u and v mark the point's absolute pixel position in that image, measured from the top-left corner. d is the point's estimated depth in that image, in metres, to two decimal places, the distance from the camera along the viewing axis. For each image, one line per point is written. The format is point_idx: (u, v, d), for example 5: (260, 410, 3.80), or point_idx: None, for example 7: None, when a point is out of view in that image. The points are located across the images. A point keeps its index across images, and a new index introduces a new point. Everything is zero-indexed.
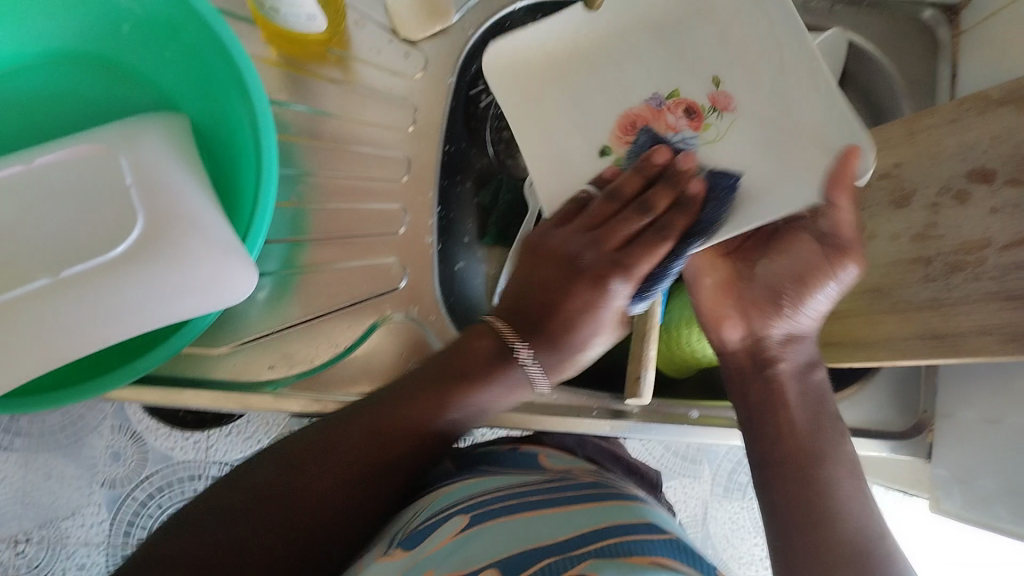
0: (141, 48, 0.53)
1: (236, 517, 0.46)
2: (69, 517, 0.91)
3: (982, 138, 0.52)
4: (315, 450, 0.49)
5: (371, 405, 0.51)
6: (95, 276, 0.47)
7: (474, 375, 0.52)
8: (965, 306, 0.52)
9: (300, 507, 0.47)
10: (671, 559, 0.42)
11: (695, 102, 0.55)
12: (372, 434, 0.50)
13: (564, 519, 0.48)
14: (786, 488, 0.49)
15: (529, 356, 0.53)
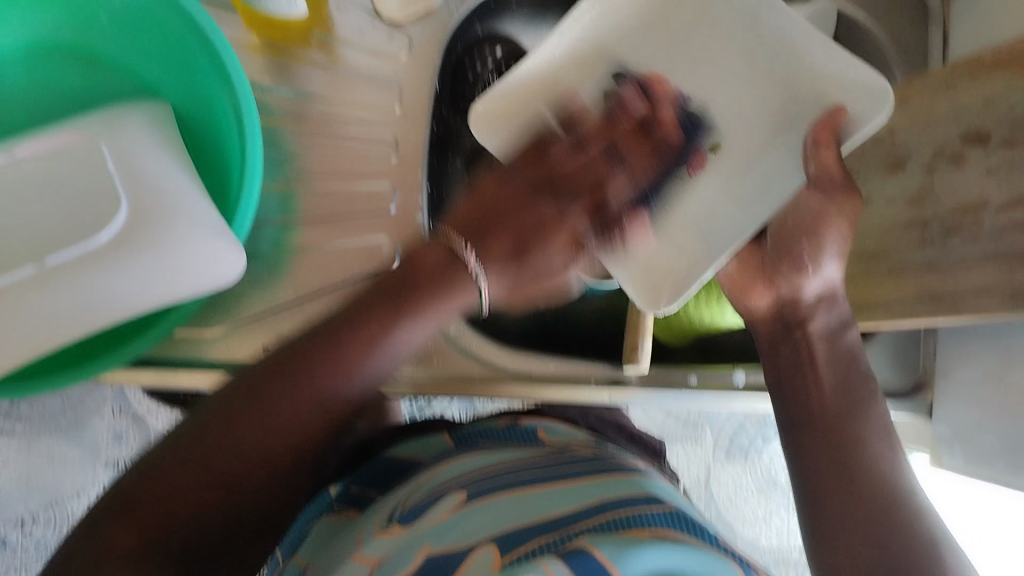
0: (118, 38, 0.52)
1: (173, 484, 0.41)
2: (74, 496, 0.92)
3: (976, 100, 0.52)
4: (258, 403, 0.41)
5: (314, 346, 0.42)
6: (77, 264, 0.46)
7: (430, 290, 0.43)
8: (963, 267, 0.52)
9: (226, 471, 0.42)
10: (669, 530, 0.42)
11: None
12: (311, 400, 0.42)
13: (562, 494, 0.48)
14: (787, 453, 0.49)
15: (480, 268, 0.44)
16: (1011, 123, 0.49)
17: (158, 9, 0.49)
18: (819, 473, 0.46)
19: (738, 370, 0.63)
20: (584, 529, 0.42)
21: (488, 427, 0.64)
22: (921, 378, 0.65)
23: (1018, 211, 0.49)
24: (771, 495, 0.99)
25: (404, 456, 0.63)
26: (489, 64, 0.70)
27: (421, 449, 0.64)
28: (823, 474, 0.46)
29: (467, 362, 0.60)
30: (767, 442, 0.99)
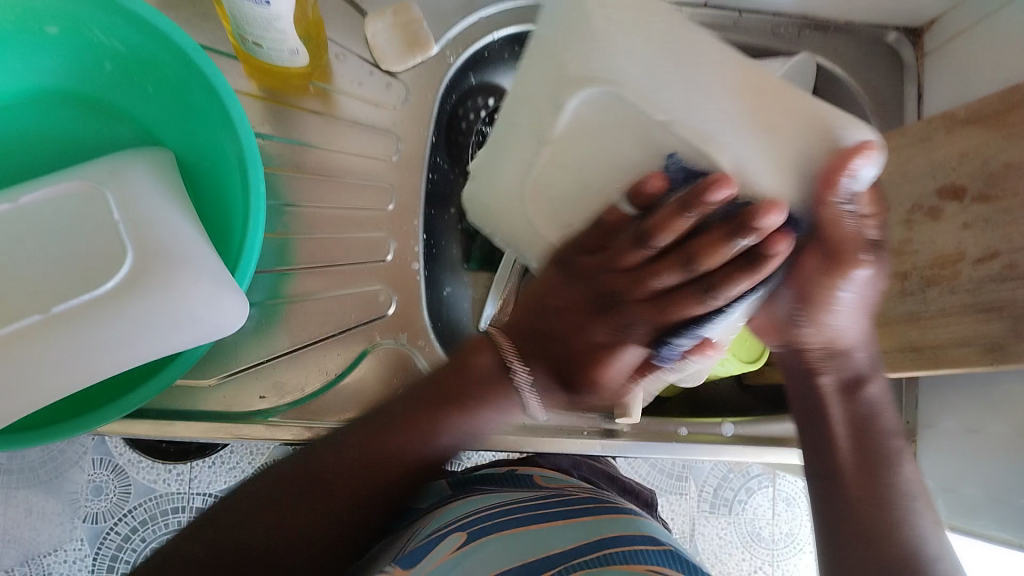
0: (124, 84, 0.54)
1: (288, 501, 0.48)
2: (52, 552, 0.90)
3: (952, 154, 0.54)
4: (295, 478, 0.48)
5: (380, 418, 0.51)
6: (81, 312, 0.46)
7: (476, 394, 0.53)
8: (942, 318, 0.54)
9: (313, 497, 0.48)
10: (668, 571, 0.43)
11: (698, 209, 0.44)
12: (370, 460, 0.50)
13: (562, 531, 0.49)
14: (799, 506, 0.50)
15: (526, 384, 0.54)
16: (986, 177, 0.52)
17: (164, 58, 0.51)
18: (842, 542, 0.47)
19: (726, 421, 0.65)
20: (586, 564, 0.43)
21: (489, 474, 0.64)
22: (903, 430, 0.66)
23: (995, 264, 0.51)
24: (756, 549, 0.99)
25: (403, 501, 0.63)
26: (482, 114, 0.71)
27: (419, 496, 0.63)
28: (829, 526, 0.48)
29: None
30: (752, 495, 1.00)
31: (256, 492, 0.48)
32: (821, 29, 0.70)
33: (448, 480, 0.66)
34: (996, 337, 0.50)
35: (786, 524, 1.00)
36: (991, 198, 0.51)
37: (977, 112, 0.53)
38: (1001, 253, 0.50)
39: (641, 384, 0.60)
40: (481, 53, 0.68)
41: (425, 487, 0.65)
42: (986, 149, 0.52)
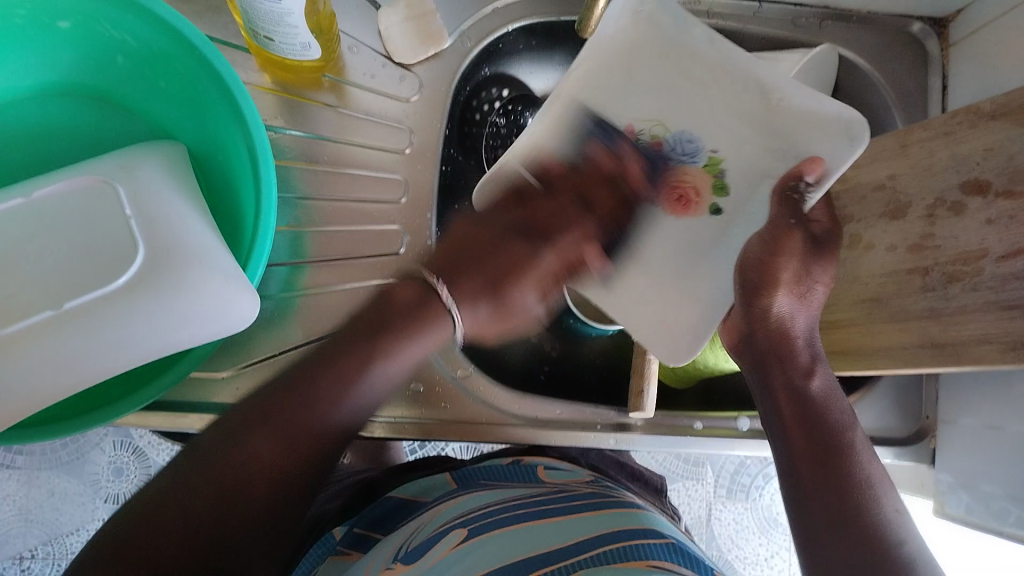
0: (135, 79, 0.53)
1: (182, 505, 0.41)
2: (73, 532, 0.91)
3: (976, 149, 0.53)
4: (227, 433, 0.43)
5: (270, 390, 0.45)
6: (94, 308, 0.46)
7: (400, 323, 0.48)
8: (965, 315, 0.52)
9: (208, 517, 0.41)
10: (666, 565, 0.42)
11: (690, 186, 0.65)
12: (290, 438, 0.44)
13: (563, 528, 0.49)
14: (812, 489, 0.46)
15: (451, 298, 0.50)
16: (1011, 171, 0.51)
17: (173, 53, 0.51)
18: (813, 517, 0.45)
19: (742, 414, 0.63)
20: (585, 562, 0.43)
21: (491, 467, 0.64)
22: (924, 424, 0.65)
23: (1020, 260, 0.49)
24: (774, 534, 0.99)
25: (409, 497, 0.63)
26: (497, 106, 0.70)
27: (421, 493, 0.63)
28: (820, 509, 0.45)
29: (473, 404, 0.61)
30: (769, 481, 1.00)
31: (138, 522, 0.40)
32: (843, 18, 0.68)
33: (451, 475, 0.65)
34: (1017, 336, 0.49)
35: None
36: (1016, 193, 0.50)
37: (1003, 105, 0.52)
38: None
39: (655, 380, 0.60)
40: (495, 46, 0.67)
41: (431, 481, 0.65)
42: (1012, 143, 0.51)
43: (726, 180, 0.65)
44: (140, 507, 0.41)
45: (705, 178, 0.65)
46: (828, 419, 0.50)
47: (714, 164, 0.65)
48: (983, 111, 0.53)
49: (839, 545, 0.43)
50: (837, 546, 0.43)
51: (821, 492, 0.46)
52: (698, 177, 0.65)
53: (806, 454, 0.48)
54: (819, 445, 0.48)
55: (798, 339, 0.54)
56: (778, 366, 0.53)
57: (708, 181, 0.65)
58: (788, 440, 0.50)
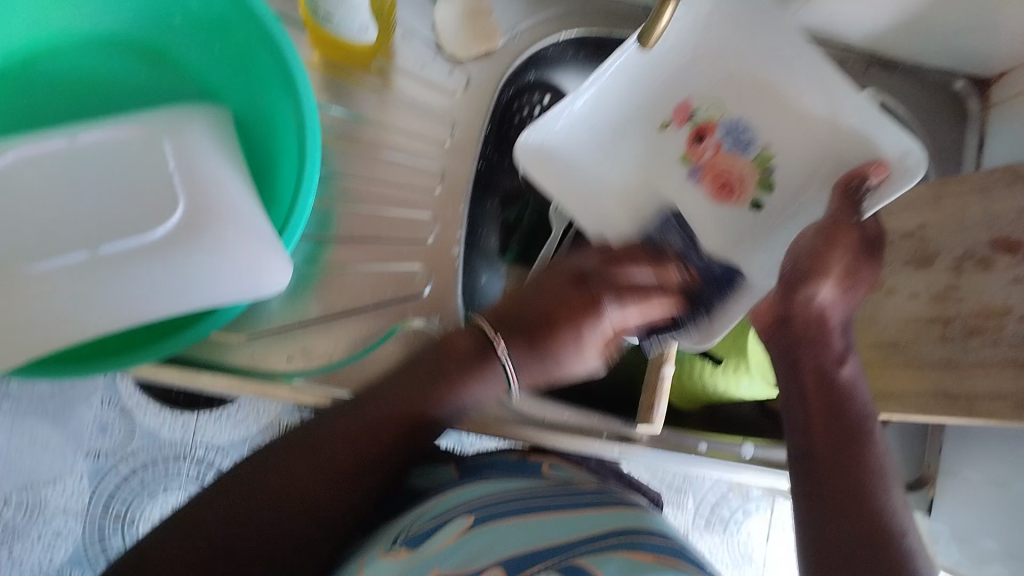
0: (191, 39, 0.54)
1: (245, 509, 0.46)
2: (50, 483, 0.91)
3: (1010, 209, 0.53)
4: (309, 447, 0.48)
5: (348, 406, 0.49)
6: (129, 256, 0.47)
7: (455, 370, 0.49)
8: (983, 370, 0.53)
9: (282, 514, 0.47)
10: (666, 559, 0.43)
11: (734, 175, 0.64)
12: (341, 438, 0.48)
13: (572, 521, 0.49)
14: (829, 485, 0.46)
15: (506, 353, 0.49)
16: None
17: (235, 17, 0.51)
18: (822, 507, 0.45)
19: (746, 442, 0.64)
20: (593, 549, 0.43)
21: (498, 461, 0.64)
22: (925, 472, 0.65)
23: None
24: (746, 569, 1.00)
25: (408, 485, 0.63)
26: (536, 110, 0.70)
27: (424, 481, 0.63)
28: (835, 506, 0.45)
29: (483, 399, 0.61)
30: (747, 517, 1.01)
31: (215, 513, 0.46)
32: (887, 67, 0.68)
33: (456, 467, 0.65)
34: None
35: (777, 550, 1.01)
36: None
37: None
38: None
39: (666, 396, 0.60)
40: (542, 53, 0.66)
41: (433, 469, 0.65)
42: None
43: (773, 179, 0.63)
44: (212, 510, 0.46)
45: (751, 170, 0.64)
46: (849, 411, 0.49)
47: (764, 159, 0.63)
48: None
49: (848, 551, 0.43)
50: (846, 552, 0.43)
51: (836, 489, 0.46)
52: (744, 168, 0.64)
53: (826, 449, 0.48)
54: (839, 438, 0.48)
55: (834, 327, 0.52)
56: (810, 349, 0.51)
57: (755, 173, 0.63)
58: (806, 436, 0.49)
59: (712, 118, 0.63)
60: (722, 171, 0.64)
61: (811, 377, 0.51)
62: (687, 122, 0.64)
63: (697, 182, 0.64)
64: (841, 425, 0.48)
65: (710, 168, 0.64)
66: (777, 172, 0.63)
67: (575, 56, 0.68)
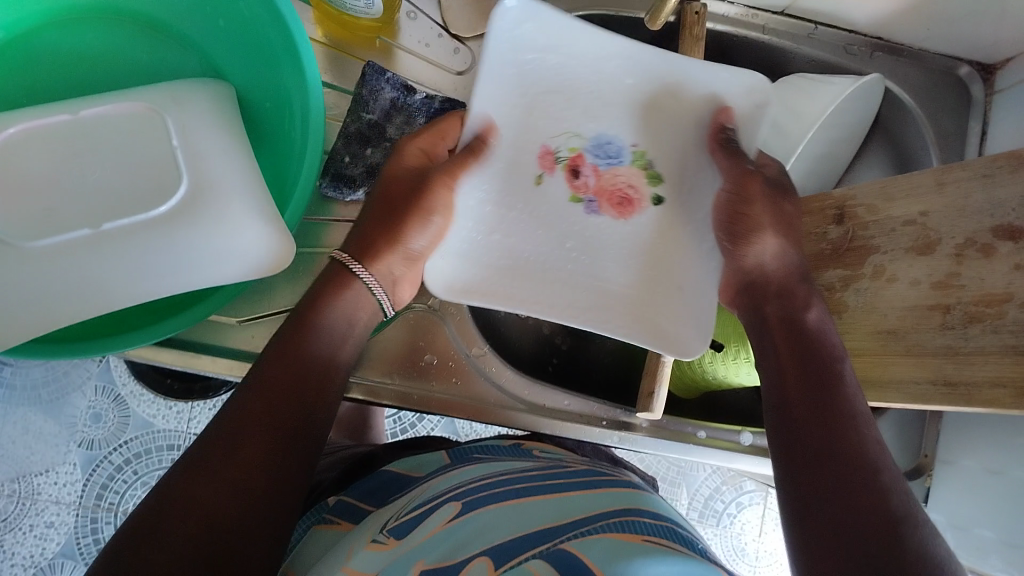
0: (195, 14, 0.53)
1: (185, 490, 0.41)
2: (42, 473, 0.90)
3: (1015, 195, 0.54)
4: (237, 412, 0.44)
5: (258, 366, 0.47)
6: (131, 232, 0.46)
7: (326, 303, 0.51)
8: (980, 357, 0.53)
9: (217, 487, 0.41)
10: (661, 540, 0.42)
11: (608, 192, 0.61)
12: (266, 391, 0.46)
13: (561, 505, 0.48)
14: (806, 434, 0.44)
15: (366, 274, 0.52)
16: None
17: None
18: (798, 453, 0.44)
19: (745, 430, 0.64)
20: (582, 532, 0.43)
21: (488, 445, 0.64)
22: (921, 462, 0.66)
23: None
24: (739, 563, 1.01)
25: (403, 470, 0.63)
26: None
27: (415, 467, 0.64)
28: (810, 452, 0.43)
29: (483, 384, 0.61)
30: (740, 510, 1.01)
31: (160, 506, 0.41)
32: (893, 52, 0.69)
33: (447, 452, 0.66)
34: None
35: (771, 543, 1.01)
36: None
37: None
38: None
39: (666, 382, 0.60)
40: None
41: (423, 458, 0.65)
42: None
43: (658, 168, 0.61)
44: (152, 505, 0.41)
45: (637, 174, 0.61)
46: (813, 355, 0.48)
47: (640, 157, 0.61)
48: None
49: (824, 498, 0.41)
50: (826, 497, 0.41)
51: (811, 437, 0.44)
52: (630, 175, 0.61)
53: (798, 397, 0.46)
54: (813, 383, 0.46)
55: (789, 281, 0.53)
56: (778, 302, 0.52)
57: (641, 176, 0.61)
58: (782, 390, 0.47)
59: (575, 149, 0.61)
60: (611, 190, 0.61)
61: (780, 337, 0.50)
62: (556, 165, 0.61)
63: (596, 214, 0.61)
64: (815, 376, 0.46)
65: (601, 194, 0.61)
66: (659, 163, 0.61)
67: None
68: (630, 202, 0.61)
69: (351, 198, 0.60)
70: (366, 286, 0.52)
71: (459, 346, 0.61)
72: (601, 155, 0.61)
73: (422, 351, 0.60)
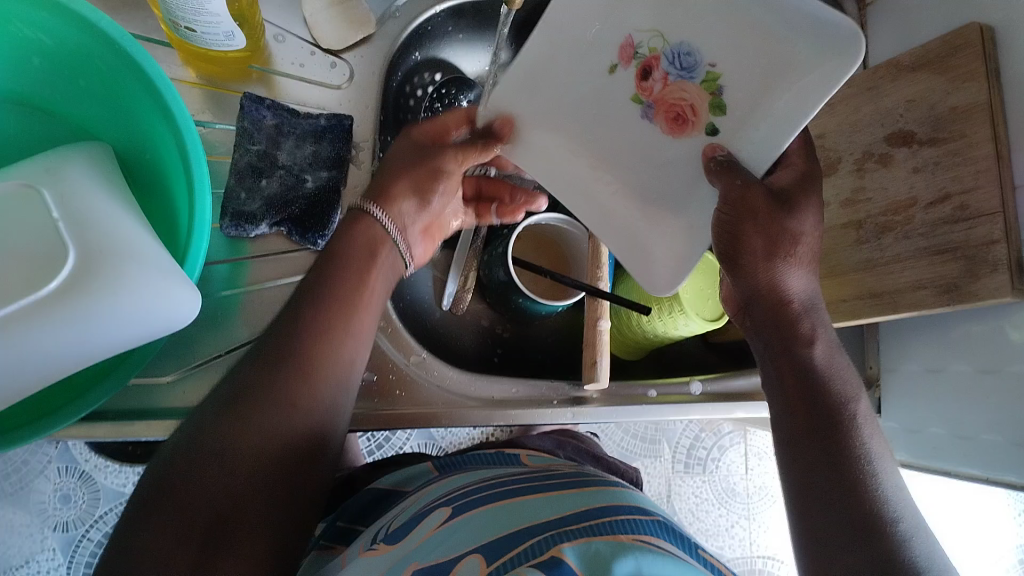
0: (53, 78, 0.51)
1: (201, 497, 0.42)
2: (22, 566, 0.87)
3: (898, 102, 0.54)
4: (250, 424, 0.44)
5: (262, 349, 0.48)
6: (26, 317, 0.44)
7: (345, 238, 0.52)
8: (898, 263, 0.54)
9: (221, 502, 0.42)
10: (647, 537, 0.42)
11: (682, 107, 0.49)
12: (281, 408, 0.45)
13: (549, 501, 0.49)
14: (801, 406, 0.48)
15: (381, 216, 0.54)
16: (934, 120, 0.52)
17: (90, 46, 0.49)
18: (786, 429, 0.48)
19: (694, 380, 0.65)
20: (573, 531, 0.42)
21: (474, 456, 0.65)
22: (868, 374, 0.67)
23: (946, 206, 0.51)
24: (732, 504, 1.02)
25: (389, 486, 0.63)
26: (429, 90, 0.70)
27: (402, 481, 0.63)
28: (796, 422, 0.47)
29: (430, 389, 0.61)
30: (723, 452, 1.03)
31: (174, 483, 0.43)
32: None
33: (434, 464, 0.66)
34: (952, 278, 0.50)
35: (758, 477, 1.03)
36: (939, 140, 0.51)
37: (922, 57, 0.54)
38: (952, 195, 0.50)
39: (607, 350, 0.60)
40: (423, 28, 0.66)
41: (410, 471, 0.65)
42: (932, 93, 0.52)
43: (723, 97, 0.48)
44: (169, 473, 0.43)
45: (701, 95, 0.48)
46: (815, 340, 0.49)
47: (712, 78, 0.47)
48: (904, 66, 0.55)
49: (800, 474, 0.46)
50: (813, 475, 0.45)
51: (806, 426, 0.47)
52: (695, 95, 0.48)
53: (802, 391, 0.48)
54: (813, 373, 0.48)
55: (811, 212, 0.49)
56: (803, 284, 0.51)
57: (706, 98, 0.48)
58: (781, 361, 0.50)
59: (656, 51, 0.48)
60: (676, 101, 0.49)
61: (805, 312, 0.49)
62: (632, 61, 0.49)
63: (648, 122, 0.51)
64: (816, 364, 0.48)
65: (659, 105, 0.50)
66: (728, 94, 0.47)
67: (457, 29, 0.70)
68: (686, 124, 0.49)
69: (256, 232, 0.58)
70: (383, 227, 0.54)
71: (396, 357, 0.61)
72: (682, 62, 0.48)
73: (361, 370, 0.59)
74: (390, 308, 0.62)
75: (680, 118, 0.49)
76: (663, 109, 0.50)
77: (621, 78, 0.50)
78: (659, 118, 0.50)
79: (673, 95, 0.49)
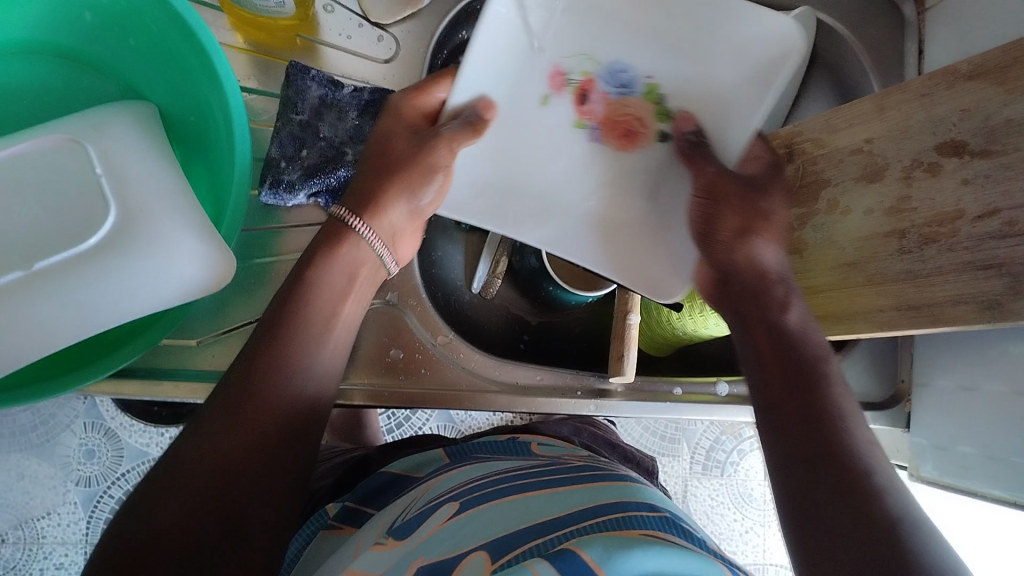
0: (104, 35, 0.52)
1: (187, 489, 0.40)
2: (45, 516, 0.89)
3: (952, 110, 0.53)
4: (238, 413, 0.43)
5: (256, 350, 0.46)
6: (65, 269, 0.45)
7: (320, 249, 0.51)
8: (940, 276, 0.52)
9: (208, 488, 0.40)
10: (657, 533, 0.42)
11: (623, 119, 0.57)
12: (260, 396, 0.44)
13: (556, 498, 0.48)
14: (788, 407, 0.42)
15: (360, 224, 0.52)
16: (988, 132, 0.50)
17: (144, 6, 0.49)
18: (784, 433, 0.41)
19: (721, 380, 0.64)
20: (577, 531, 0.42)
21: (482, 444, 0.65)
22: (900, 388, 0.67)
23: (995, 220, 0.49)
24: (749, 509, 1.01)
25: (399, 472, 0.63)
26: None
27: (414, 466, 0.63)
28: (786, 417, 0.41)
29: (454, 370, 0.61)
30: (744, 457, 1.02)
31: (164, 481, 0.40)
32: None
33: (443, 451, 0.66)
34: (994, 295, 0.49)
35: None
36: (993, 153, 0.50)
37: (980, 65, 0.52)
38: (1001, 210, 0.49)
39: (635, 345, 0.60)
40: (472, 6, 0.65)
41: (422, 457, 0.65)
42: (989, 103, 0.51)
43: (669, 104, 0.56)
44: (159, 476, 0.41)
45: (644, 104, 0.56)
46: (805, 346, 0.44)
47: (651, 90, 0.56)
48: (960, 73, 0.52)
49: (788, 475, 0.39)
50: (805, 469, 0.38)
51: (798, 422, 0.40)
52: (638, 106, 0.57)
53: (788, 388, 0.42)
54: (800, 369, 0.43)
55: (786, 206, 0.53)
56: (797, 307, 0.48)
57: (649, 107, 0.57)
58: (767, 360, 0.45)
59: (587, 74, 0.57)
60: (619, 114, 0.57)
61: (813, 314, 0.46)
62: (563, 87, 0.57)
63: (599, 141, 0.58)
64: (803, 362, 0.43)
65: (606, 124, 0.58)
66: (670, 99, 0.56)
67: None
68: (637, 132, 0.57)
69: (293, 202, 0.58)
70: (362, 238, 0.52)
71: (424, 337, 0.61)
72: (615, 78, 0.56)
73: (388, 346, 0.60)
74: (420, 287, 0.62)
75: (626, 131, 0.58)
76: (613, 126, 0.58)
77: (557, 100, 0.58)
78: (609, 133, 0.58)
79: (619, 112, 0.57)
